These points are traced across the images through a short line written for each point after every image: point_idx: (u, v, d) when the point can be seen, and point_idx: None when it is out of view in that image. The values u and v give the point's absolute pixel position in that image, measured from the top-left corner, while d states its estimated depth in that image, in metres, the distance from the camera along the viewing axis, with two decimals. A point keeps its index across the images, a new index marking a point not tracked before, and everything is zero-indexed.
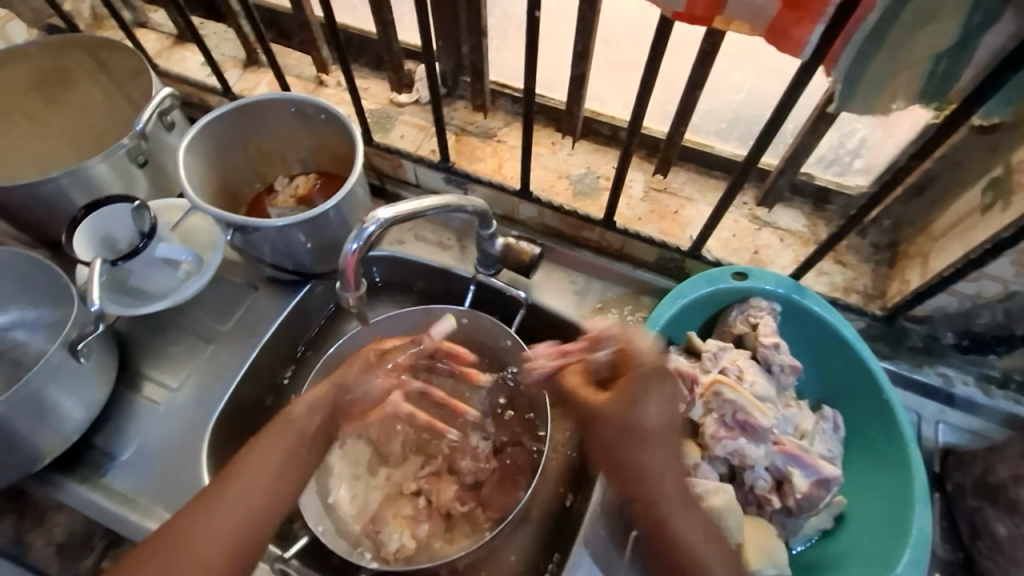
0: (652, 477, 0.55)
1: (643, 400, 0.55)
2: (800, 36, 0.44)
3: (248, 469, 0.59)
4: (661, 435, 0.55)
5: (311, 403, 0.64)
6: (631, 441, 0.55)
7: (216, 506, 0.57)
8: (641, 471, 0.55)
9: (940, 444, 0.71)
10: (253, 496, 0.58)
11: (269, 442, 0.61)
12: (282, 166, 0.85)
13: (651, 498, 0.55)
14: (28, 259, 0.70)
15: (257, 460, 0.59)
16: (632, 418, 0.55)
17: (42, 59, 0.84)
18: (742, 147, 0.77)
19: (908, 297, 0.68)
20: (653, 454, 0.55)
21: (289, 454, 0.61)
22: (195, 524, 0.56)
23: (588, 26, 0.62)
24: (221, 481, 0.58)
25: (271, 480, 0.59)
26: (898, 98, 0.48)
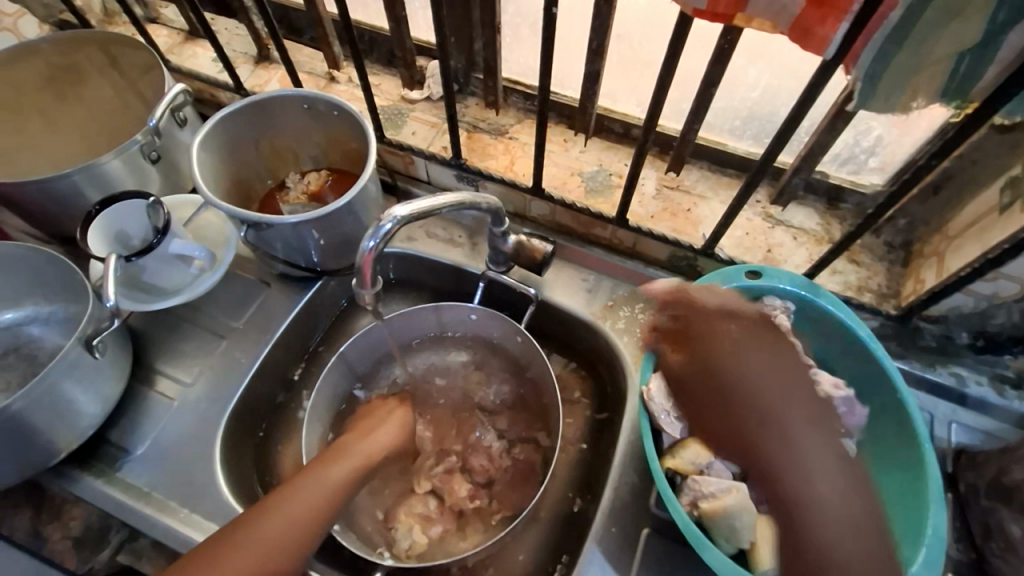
0: (784, 406, 0.57)
1: (723, 330, 0.64)
2: (826, 34, 0.44)
3: (321, 479, 0.61)
4: (748, 345, 0.62)
5: (378, 441, 0.67)
6: (725, 370, 0.61)
7: (288, 502, 0.58)
8: (780, 400, 0.57)
9: (953, 444, 0.71)
10: (321, 504, 0.60)
11: (340, 463, 0.64)
12: (293, 163, 0.85)
13: (758, 431, 0.57)
14: (43, 255, 0.70)
15: (328, 474, 0.62)
16: (712, 339, 0.64)
17: (55, 55, 0.84)
18: (756, 145, 0.76)
19: (923, 297, 0.68)
20: (773, 397, 0.57)
21: (355, 473, 0.64)
22: (266, 517, 0.57)
23: (603, 22, 0.62)
24: (293, 484, 0.60)
25: (337, 494, 0.61)
26: (918, 97, 0.48)
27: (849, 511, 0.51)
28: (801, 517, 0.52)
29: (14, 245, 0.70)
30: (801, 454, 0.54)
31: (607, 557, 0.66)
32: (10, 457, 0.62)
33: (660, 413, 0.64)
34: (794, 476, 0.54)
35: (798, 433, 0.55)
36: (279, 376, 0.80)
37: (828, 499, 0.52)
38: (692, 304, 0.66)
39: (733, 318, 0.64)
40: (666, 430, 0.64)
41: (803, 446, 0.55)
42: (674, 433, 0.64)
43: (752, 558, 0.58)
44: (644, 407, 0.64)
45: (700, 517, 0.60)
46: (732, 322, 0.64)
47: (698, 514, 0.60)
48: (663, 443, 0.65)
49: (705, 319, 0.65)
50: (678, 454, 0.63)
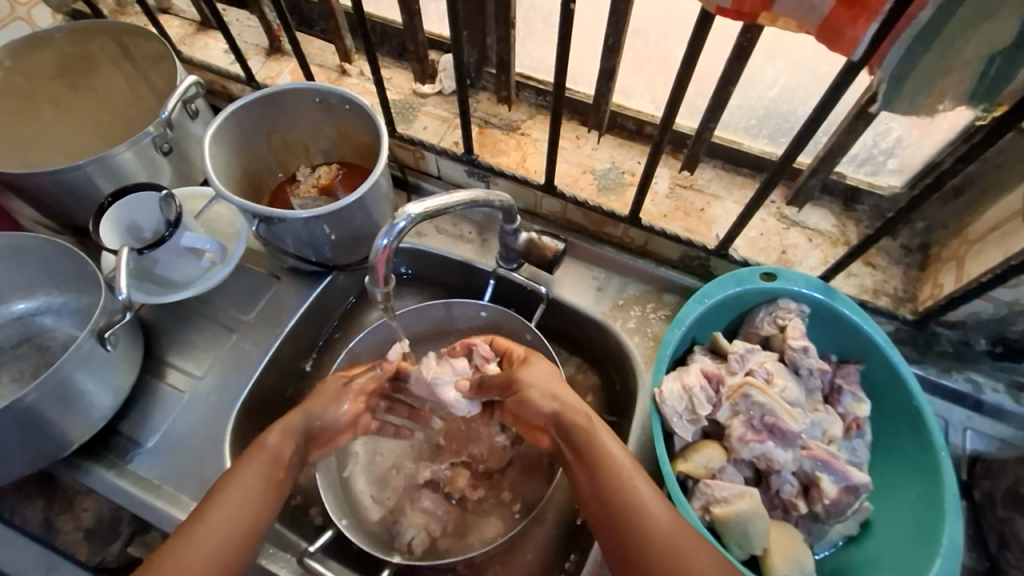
0: (576, 429, 0.56)
1: (537, 369, 0.63)
2: (855, 36, 0.43)
3: (231, 492, 0.54)
4: (554, 385, 0.61)
5: (284, 433, 0.60)
6: (536, 399, 0.60)
7: (206, 524, 0.52)
8: (590, 430, 0.56)
9: (968, 452, 0.70)
10: (239, 516, 0.53)
11: (247, 464, 0.56)
12: (304, 156, 0.85)
13: (590, 438, 0.55)
14: (55, 247, 0.70)
15: (238, 482, 0.55)
16: (526, 374, 0.62)
17: (67, 45, 0.84)
18: (771, 145, 0.75)
19: (941, 301, 0.66)
20: (578, 417, 0.57)
21: (269, 473, 0.57)
22: (178, 546, 0.50)
23: (620, 19, 0.61)
24: (204, 503, 0.54)
25: (255, 501, 0.55)
26: (945, 99, 0.47)
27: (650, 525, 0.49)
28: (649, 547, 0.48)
29: (27, 237, 0.70)
30: (625, 470, 0.53)
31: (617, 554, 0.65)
32: (23, 448, 0.62)
33: (672, 415, 0.62)
34: (629, 498, 0.51)
35: (601, 457, 0.53)
36: (289, 371, 0.80)
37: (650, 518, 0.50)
38: (515, 378, 0.62)
39: (544, 365, 0.64)
40: (679, 433, 0.63)
41: (613, 465, 0.53)
42: (686, 436, 0.63)
43: (763, 564, 0.58)
44: (656, 408, 0.63)
45: (711, 522, 0.59)
46: (542, 363, 0.64)
47: (709, 519, 0.59)
48: (674, 446, 0.65)
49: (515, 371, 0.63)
50: (690, 458, 0.62)
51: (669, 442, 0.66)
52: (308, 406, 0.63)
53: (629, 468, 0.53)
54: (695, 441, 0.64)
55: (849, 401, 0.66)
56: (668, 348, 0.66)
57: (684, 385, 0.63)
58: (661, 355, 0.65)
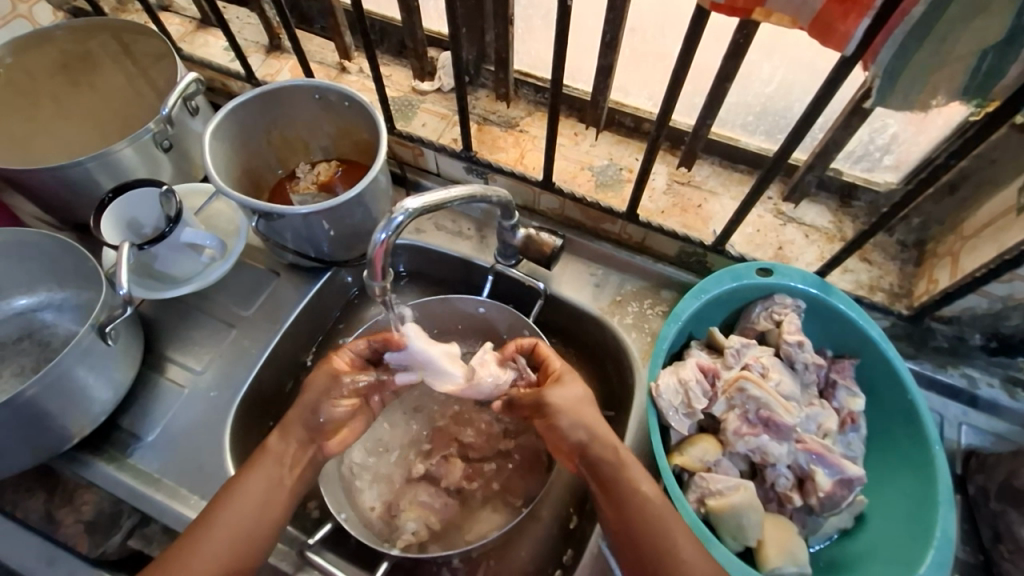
0: (605, 465, 0.58)
1: (567, 391, 0.61)
2: (846, 31, 0.44)
3: (238, 497, 0.56)
4: (583, 413, 0.60)
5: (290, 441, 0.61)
6: (566, 429, 0.59)
7: (212, 530, 0.54)
8: (624, 468, 0.57)
9: (963, 446, 0.70)
10: (243, 523, 0.55)
11: (253, 474, 0.58)
12: (303, 153, 0.85)
13: (623, 475, 0.57)
14: (56, 242, 0.71)
15: (242, 490, 0.57)
16: (558, 399, 0.61)
17: (68, 42, 0.84)
18: (768, 141, 0.76)
19: (936, 296, 0.67)
20: (605, 445, 0.58)
21: (273, 481, 0.58)
22: (191, 548, 0.54)
23: (618, 16, 0.61)
24: (209, 511, 0.56)
25: (259, 511, 0.57)
26: (938, 94, 0.47)
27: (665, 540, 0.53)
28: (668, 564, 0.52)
29: (28, 232, 0.70)
30: (659, 511, 0.54)
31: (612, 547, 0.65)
32: (24, 441, 0.63)
33: (668, 409, 0.63)
34: (664, 539, 0.53)
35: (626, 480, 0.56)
36: (289, 366, 0.81)
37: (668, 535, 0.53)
38: (545, 401, 0.61)
39: (577, 385, 0.63)
40: (674, 426, 0.63)
41: (645, 504, 0.55)
42: (682, 429, 0.64)
43: (758, 556, 0.59)
44: (652, 403, 0.64)
45: (706, 515, 0.60)
46: (576, 386, 0.62)
47: (704, 511, 0.60)
48: (671, 440, 0.65)
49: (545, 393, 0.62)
50: (686, 451, 0.63)
51: (666, 435, 0.66)
52: (308, 401, 0.62)
53: (659, 505, 0.55)
54: (691, 435, 0.64)
55: (843, 395, 0.67)
56: (665, 342, 0.66)
57: (681, 379, 0.63)
58: (658, 349, 0.65)
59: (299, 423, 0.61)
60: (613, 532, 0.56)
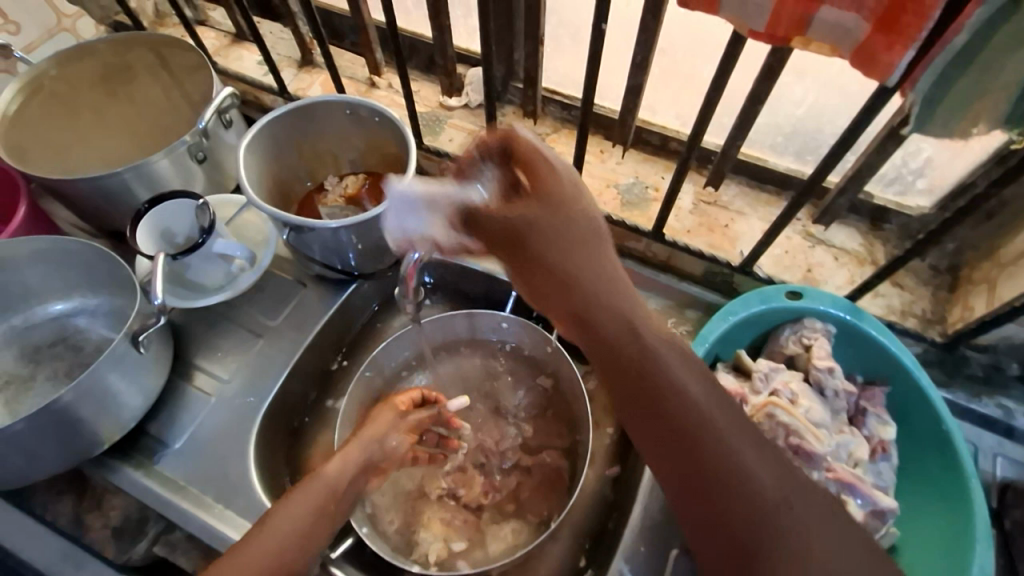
0: (670, 374, 0.44)
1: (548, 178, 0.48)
2: (890, 60, 0.43)
3: (305, 495, 0.59)
4: (570, 250, 0.47)
5: (343, 459, 0.63)
6: (568, 263, 0.47)
7: (279, 522, 0.57)
8: (640, 352, 0.45)
9: (998, 479, 0.68)
10: (286, 545, 0.56)
11: (300, 495, 0.59)
12: (333, 165, 0.87)
13: (643, 364, 0.45)
14: (92, 250, 0.73)
15: (289, 511, 0.58)
16: (572, 201, 0.48)
17: (109, 55, 0.87)
18: (797, 162, 0.75)
19: (971, 324, 0.65)
20: (611, 305, 0.46)
21: (321, 504, 0.60)
22: (263, 535, 0.56)
23: (649, 36, 0.61)
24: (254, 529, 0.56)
25: (306, 528, 0.58)
26: (980, 123, 0.46)
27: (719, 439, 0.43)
28: (723, 481, 0.42)
29: (67, 240, 0.72)
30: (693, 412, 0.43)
31: (650, 556, 0.65)
32: (58, 446, 0.64)
33: None
34: (710, 447, 0.42)
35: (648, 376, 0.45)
36: (314, 377, 0.81)
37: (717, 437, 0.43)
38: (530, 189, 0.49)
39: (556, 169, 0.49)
40: None
41: (678, 407, 0.44)
42: None
43: None
44: None
45: None
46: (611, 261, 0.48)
47: None
48: None
49: (572, 219, 0.48)
50: None
51: None
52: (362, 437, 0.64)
53: (692, 402, 0.44)
54: None
55: (874, 423, 0.66)
56: None
57: None
58: None
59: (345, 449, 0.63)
60: (644, 445, 0.46)
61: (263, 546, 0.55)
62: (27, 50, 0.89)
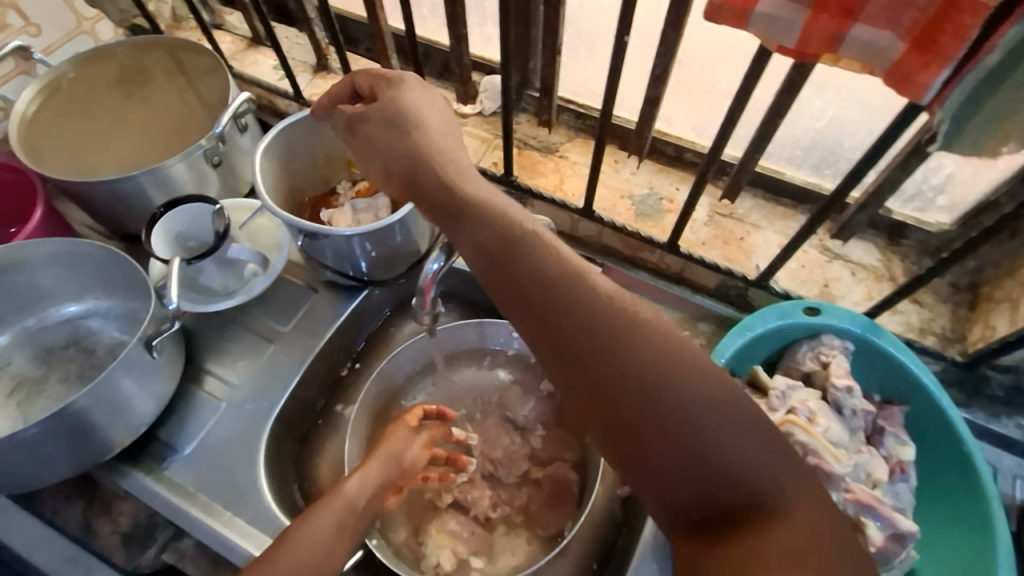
0: (597, 321, 0.43)
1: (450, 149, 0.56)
2: (926, 81, 0.41)
3: (327, 509, 0.60)
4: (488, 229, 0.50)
5: (365, 477, 0.64)
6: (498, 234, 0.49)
7: (301, 534, 0.57)
8: (575, 310, 0.44)
9: (1019, 502, 0.67)
10: (308, 558, 0.56)
11: (323, 512, 0.60)
12: (346, 171, 0.86)
13: (577, 322, 0.44)
14: (106, 253, 0.72)
15: (312, 527, 0.58)
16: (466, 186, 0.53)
17: (127, 58, 0.89)
18: (815, 176, 0.74)
19: (993, 344, 0.64)
20: (542, 266, 0.46)
21: (341, 523, 0.60)
22: (286, 547, 0.56)
23: (669, 48, 0.61)
24: (278, 543, 0.56)
25: (327, 547, 0.58)
26: (1009, 141, 0.45)
27: (659, 391, 0.41)
28: (665, 434, 0.40)
29: (82, 243, 0.72)
30: (629, 366, 0.42)
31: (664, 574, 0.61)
32: (69, 450, 0.64)
33: None
34: (649, 397, 0.41)
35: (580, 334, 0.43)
36: (324, 383, 0.81)
37: (654, 390, 0.41)
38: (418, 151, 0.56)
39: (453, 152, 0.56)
40: None
41: (613, 362, 0.42)
42: None
43: None
44: None
45: None
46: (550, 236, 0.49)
47: None
48: None
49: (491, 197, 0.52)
50: None
51: None
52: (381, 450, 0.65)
53: (627, 354, 0.42)
54: None
55: (891, 443, 0.65)
56: None
57: None
58: None
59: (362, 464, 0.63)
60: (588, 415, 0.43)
61: (285, 557, 0.55)
62: (46, 52, 0.90)
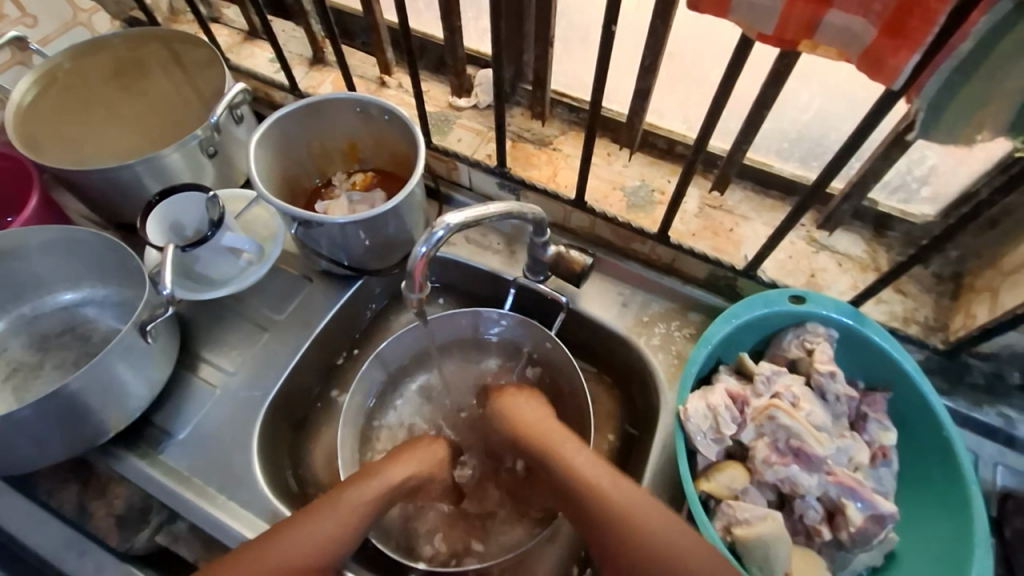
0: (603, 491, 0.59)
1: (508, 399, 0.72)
2: (898, 64, 0.44)
3: (349, 496, 0.62)
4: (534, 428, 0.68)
5: (409, 465, 0.67)
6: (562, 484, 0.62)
7: (316, 518, 0.59)
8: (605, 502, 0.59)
9: (998, 487, 0.68)
10: (327, 533, 0.58)
11: (364, 487, 0.63)
12: (341, 162, 0.87)
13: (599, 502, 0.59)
14: (101, 240, 0.73)
15: (348, 498, 0.61)
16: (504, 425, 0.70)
17: (124, 50, 0.89)
18: (803, 168, 0.75)
19: (974, 332, 0.65)
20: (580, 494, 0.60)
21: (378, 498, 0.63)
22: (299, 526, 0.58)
23: (658, 40, 0.62)
24: (315, 506, 0.60)
25: (358, 518, 0.61)
26: (984, 129, 0.46)
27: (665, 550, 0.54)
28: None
29: (77, 230, 0.73)
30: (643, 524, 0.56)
31: None
32: (64, 433, 0.65)
33: (696, 434, 0.63)
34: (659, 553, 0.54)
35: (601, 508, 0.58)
36: (319, 372, 0.82)
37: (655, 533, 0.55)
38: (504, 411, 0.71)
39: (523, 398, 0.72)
40: (702, 452, 0.63)
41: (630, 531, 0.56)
42: (710, 455, 0.63)
43: None
44: (680, 425, 0.64)
45: (733, 543, 0.59)
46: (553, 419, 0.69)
47: (731, 540, 0.59)
48: (697, 465, 0.65)
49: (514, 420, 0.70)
50: (713, 477, 0.63)
51: (693, 460, 0.66)
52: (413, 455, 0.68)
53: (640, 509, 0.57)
54: (719, 461, 0.64)
55: (875, 429, 0.66)
56: (695, 366, 0.66)
57: (709, 404, 0.63)
58: (687, 373, 0.65)
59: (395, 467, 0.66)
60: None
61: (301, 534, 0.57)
62: (43, 43, 0.91)
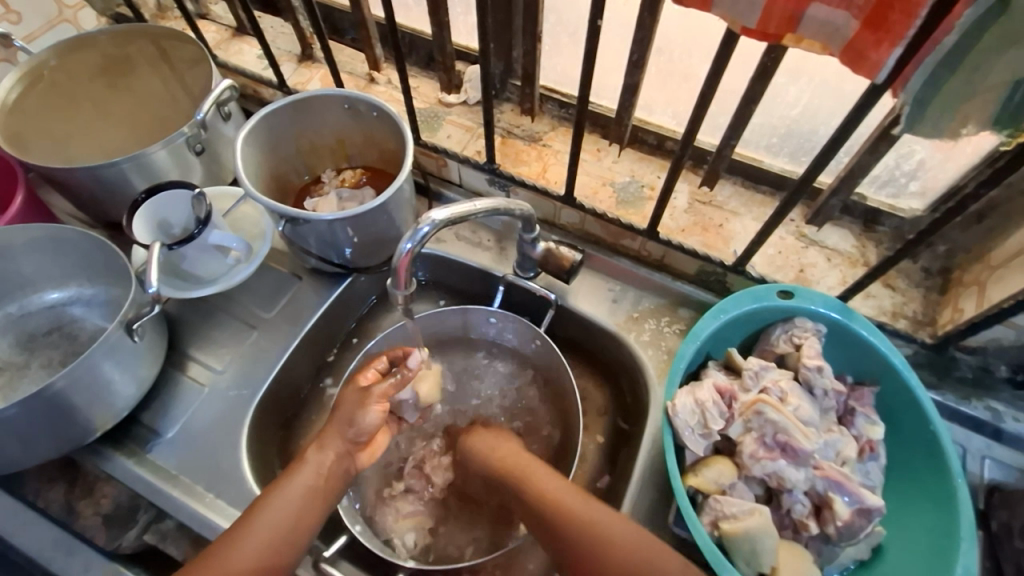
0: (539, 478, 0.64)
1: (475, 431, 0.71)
2: (879, 58, 0.44)
3: (282, 493, 0.59)
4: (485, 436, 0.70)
5: (331, 448, 0.63)
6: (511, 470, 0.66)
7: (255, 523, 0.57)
8: (544, 493, 0.62)
9: (986, 480, 0.69)
10: (278, 529, 0.57)
11: (292, 480, 0.60)
12: (330, 159, 0.87)
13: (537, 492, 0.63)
14: (86, 238, 0.73)
15: (281, 495, 0.59)
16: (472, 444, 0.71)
17: (111, 46, 0.88)
18: (792, 163, 0.75)
19: (961, 326, 0.66)
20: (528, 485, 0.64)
21: (313, 489, 0.60)
22: (242, 535, 0.56)
23: (645, 35, 0.62)
24: (249, 511, 0.58)
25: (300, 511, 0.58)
26: (969, 123, 0.47)
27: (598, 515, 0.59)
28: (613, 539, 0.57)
29: (63, 228, 0.73)
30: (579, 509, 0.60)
31: None
32: (50, 433, 0.64)
33: (684, 429, 0.63)
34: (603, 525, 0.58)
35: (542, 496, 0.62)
36: (308, 370, 0.82)
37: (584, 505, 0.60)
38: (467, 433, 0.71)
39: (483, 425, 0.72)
40: (690, 447, 0.63)
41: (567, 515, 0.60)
42: (698, 450, 0.63)
43: None
44: (668, 421, 0.64)
45: (720, 538, 0.60)
46: (534, 469, 0.65)
47: (718, 534, 0.60)
48: (686, 460, 0.65)
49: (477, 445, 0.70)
50: (701, 473, 0.63)
51: (681, 455, 0.66)
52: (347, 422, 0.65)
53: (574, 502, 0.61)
54: (706, 456, 0.64)
55: (862, 423, 0.66)
56: (683, 361, 0.66)
57: (698, 400, 0.63)
58: (675, 368, 0.65)
59: (336, 437, 0.64)
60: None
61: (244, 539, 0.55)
62: (29, 40, 0.90)
